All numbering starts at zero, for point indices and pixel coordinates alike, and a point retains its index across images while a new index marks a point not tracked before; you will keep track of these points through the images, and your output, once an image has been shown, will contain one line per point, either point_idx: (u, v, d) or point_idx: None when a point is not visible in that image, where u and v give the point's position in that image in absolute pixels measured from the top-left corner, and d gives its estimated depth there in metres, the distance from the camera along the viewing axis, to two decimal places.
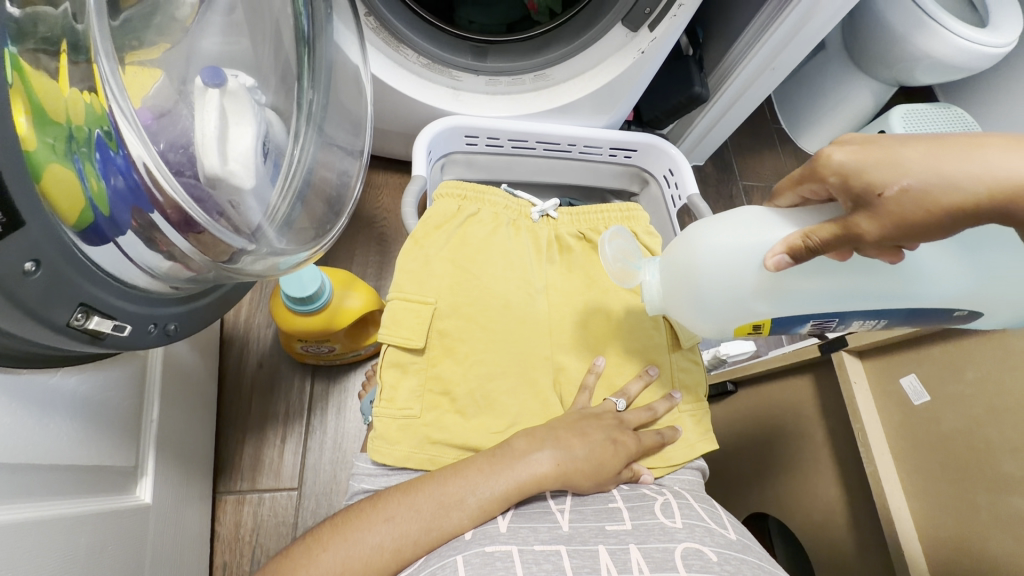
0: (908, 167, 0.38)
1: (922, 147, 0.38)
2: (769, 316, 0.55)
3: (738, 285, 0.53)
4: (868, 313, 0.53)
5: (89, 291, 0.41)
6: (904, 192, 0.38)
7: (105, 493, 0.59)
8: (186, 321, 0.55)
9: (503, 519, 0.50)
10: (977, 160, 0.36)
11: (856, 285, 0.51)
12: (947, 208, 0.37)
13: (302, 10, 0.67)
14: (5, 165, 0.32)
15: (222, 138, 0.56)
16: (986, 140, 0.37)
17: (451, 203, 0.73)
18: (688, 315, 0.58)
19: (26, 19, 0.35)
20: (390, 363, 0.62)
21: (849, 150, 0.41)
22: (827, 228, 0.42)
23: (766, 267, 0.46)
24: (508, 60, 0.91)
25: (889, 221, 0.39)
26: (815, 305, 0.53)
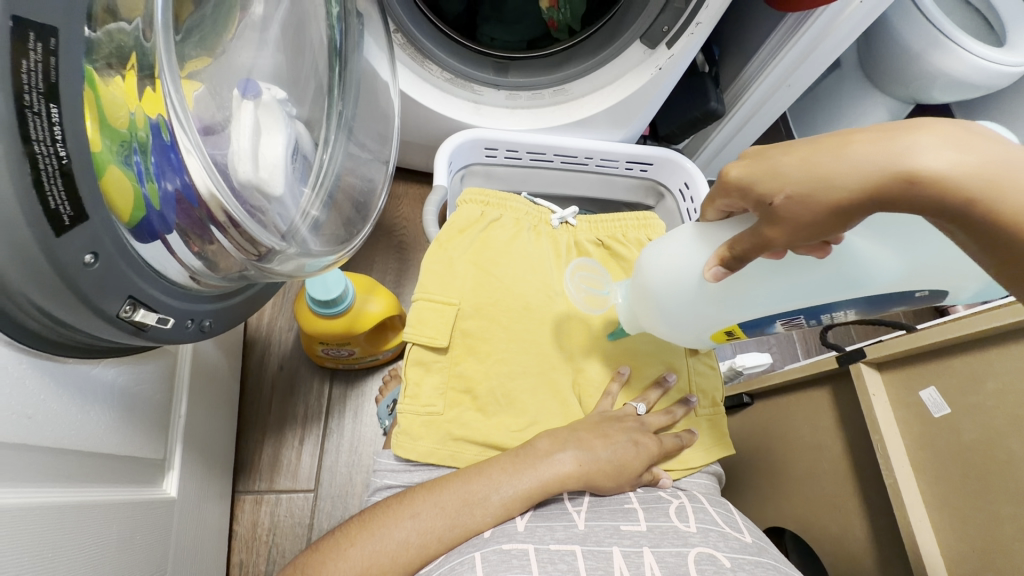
0: (787, 177, 0.39)
1: (799, 153, 0.39)
2: (735, 320, 0.57)
3: (694, 295, 0.56)
4: (835, 301, 0.52)
5: (138, 285, 0.43)
6: (790, 200, 0.39)
7: (135, 483, 0.61)
8: (220, 318, 0.57)
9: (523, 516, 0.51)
10: (844, 159, 0.37)
11: (842, 293, 0.51)
12: (824, 209, 0.38)
13: (334, 24, 0.70)
14: (75, 161, 0.35)
15: (255, 143, 0.59)
16: (856, 136, 0.37)
17: (475, 209, 0.75)
18: (665, 326, 0.62)
19: (101, 38, 0.40)
20: (414, 361, 0.63)
21: (742, 166, 0.42)
22: (742, 241, 0.44)
23: (710, 279, 0.48)
24: (529, 75, 0.94)
25: (790, 227, 0.40)
26: (788, 299, 0.53)
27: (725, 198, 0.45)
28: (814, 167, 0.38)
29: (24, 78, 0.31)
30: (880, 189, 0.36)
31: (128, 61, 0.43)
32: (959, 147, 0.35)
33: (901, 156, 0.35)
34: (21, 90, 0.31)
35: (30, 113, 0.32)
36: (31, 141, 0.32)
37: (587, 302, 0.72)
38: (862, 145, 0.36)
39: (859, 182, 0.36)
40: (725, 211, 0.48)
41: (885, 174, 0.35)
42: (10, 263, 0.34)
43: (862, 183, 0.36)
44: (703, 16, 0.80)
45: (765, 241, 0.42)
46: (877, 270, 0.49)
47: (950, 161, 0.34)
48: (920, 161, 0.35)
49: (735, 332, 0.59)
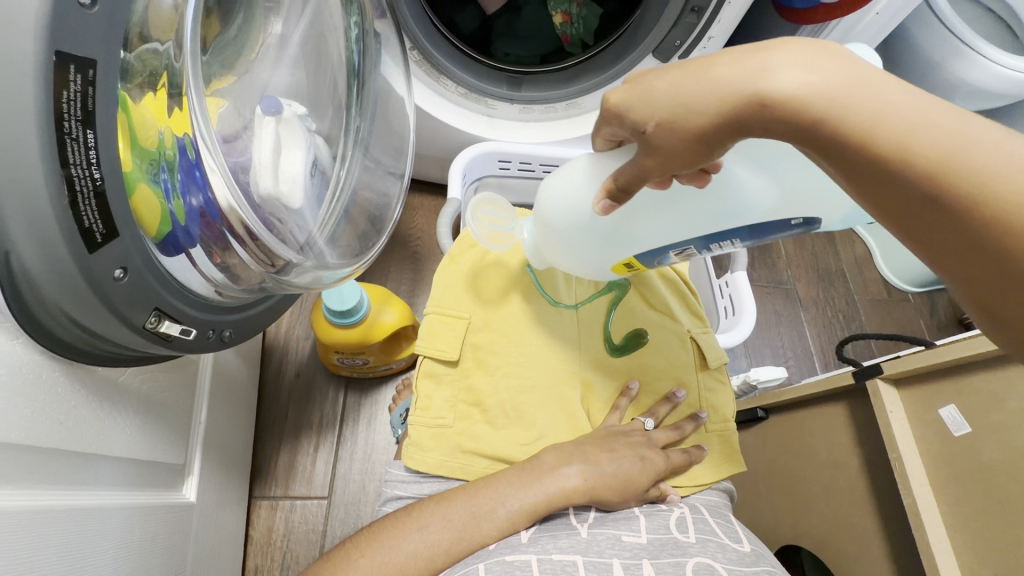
0: (656, 101, 0.38)
1: (670, 77, 0.38)
2: (631, 253, 0.58)
3: (588, 226, 0.57)
4: (719, 235, 0.53)
5: (163, 298, 0.45)
6: (661, 126, 0.39)
7: (156, 487, 0.62)
8: (240, 328, 0.59)
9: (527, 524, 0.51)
10: (707, 80, 0.37)
11: (725, 224, 0.52)
12: (688, 135, 0.38)
13: (353, 47, 0.73)
14: (107, 183, 0.37)
15: (276, 159, 0.62)
16: (717, 58, 0.37)
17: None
18: (569, 265, 0.63)
19: (132, 61, 0.41)
20: (425, 374, 0.64)
21: (620, 91, 0.41)
22: (624, 170, 0.44)
23: (600, 214, 0.48)
24: (542, 89, 0.96)
25: (663, 155, 0.40)
26: (681, 234, 0.54)
27: (608, 128, 0.43)
28: (679, 93, 0.38)
29: (65, 106, 0.33)
30: (738, 113, 0.36)
31: (159, 80, 0.45)
32: (811, 68, 0.35)
33: (757, 78, 0.35)
34: (61, 118, 0.33)
35: (68, 139, 0.34)
36: (69, 165, 0.34)
37: (491, 241, 0.68)
38: (725, 67, 0.36)
39: (721, 104, 0.36)
40: (613, 142, 0.46)
41: (742, 97, 0.36)
42: (47, 279, 0.36)
43: (722, 108, 0.36)
44: (713, 31, 0.84)
45: (641, 170, 0.42)
46: (753, 201, 0.50)
47: (802, 85, 0.35)
48: (774, 83, 0.35)
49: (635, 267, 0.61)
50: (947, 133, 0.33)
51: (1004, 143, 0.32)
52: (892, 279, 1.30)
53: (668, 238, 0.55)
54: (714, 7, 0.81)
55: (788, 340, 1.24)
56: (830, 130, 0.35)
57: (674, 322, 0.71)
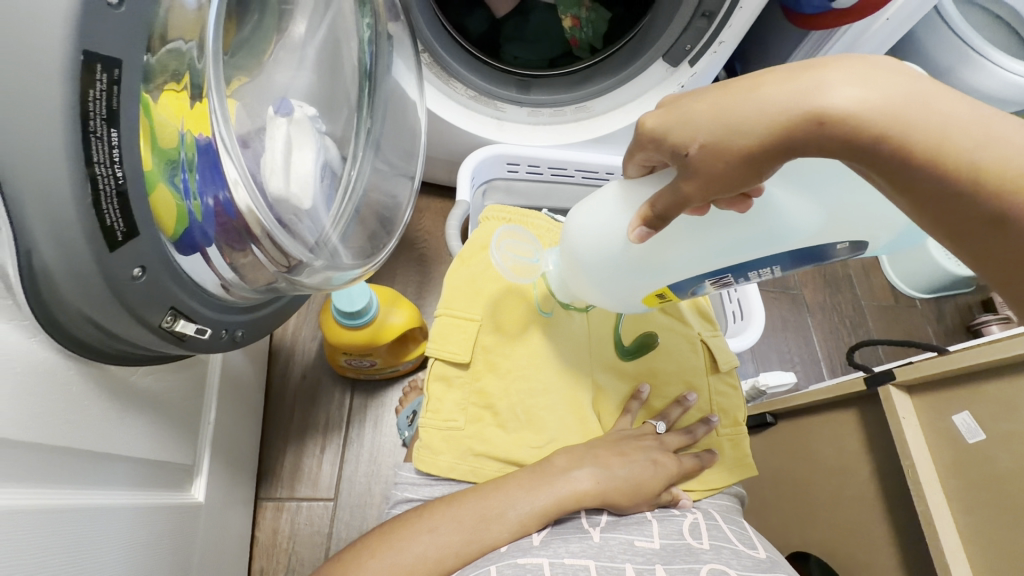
0: (698, 124, 0.39)
1: (711, 100, 0.39)
2: (664, 284, 0.57)
3: (621, 257, 0.56)
4: (763, 260, 0.53)
5: (179, 297, 0.45)
6: (704, 149, 0.38)
7: (164, 486, 0.62)
8: (251, 329, 0.59)
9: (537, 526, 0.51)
10: (753, 101, 0.37)
11: (770, 247, 0.52)
12: (737, 155, 0.37)
13: (366, 48, 0.73)
14: (129, 181, 0.37)
15: (289, 159, 0.62)
16: (766, 77, 0.37)
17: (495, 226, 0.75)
18: (597, 296, 0.62)
19: (159, 59, 0.41)
20: (436, 376, 0.64)
21: (659, 117, 0.41)
22: (661, 196, 0.43)
23: (635, 242, 0.47)
24: (551, 92, 0.96)
25: (705, 179, 0.40)
26: (722, 259, 0.54)
27: (644, 152, 0.44)
28: (726, 113, 0.38)
29: (91, 105, 0.33)
30: (792, 129, 0.36)
31: (182, 80, 0.45)
32: (865, 84, 0.35)
33: (811, 96, 0.35)
34: (87, 116, 0.33)
35: (94, 137, 0.34)
36: (93, 163, 0.34)
37: (516, 271, 0.70)
38: (772, 88, 0.36)
39: (772, 122, 0.36)
40: (647, 167, 0.47)
41: (798, 115, 0.35)
42: (67, 279, 0.36)
43: (773, 127, 0.36)
44: (724, 37, 0.84)
45: (685, 193, 0.41)
46: (797, 224, 0.50)
47: (854, 99, 0.35)
48: (826, 99, 0.35)
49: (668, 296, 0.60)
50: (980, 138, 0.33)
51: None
52: (899, 284, 1.30)
53: (707, 265, 0.54)
54: (725, 13, 0.82)
55: (794, 345, 1.24)
56: (874, 141, 0.35)
57: (684, 326, 0.71)
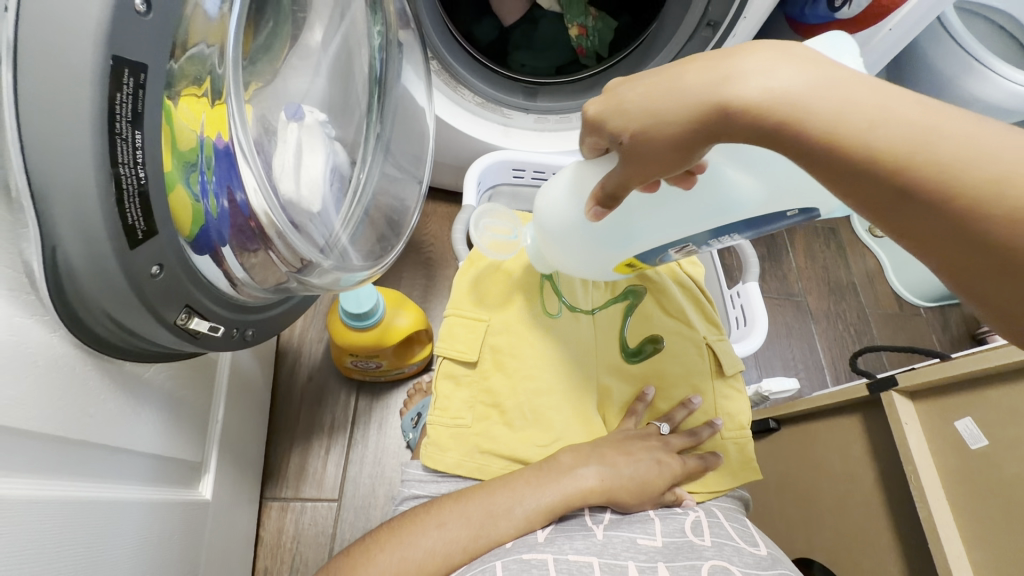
0: (631, 112, 0.40)
1: (643, 86, 0.40)
2: (632, 253, 0.60)
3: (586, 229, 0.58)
4: (715, 230, 0.55)
5: (194, 295, 0.46)
6: (636, 136, 0.40)
7: (174, 483, 0.63)
8: (262, 328, 0.60)
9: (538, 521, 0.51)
10: (677, 88, 0.37)
11: (719, 218, 0.53)
12: (666, 140, 0.38)
13: (376, 54, 0.75)
14: (151, 183, 0.38)
15: (299, 162, 0.64)
16: (690, 64, 0.38)
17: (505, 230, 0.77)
18: (571, 268, 0.64)
19: (181, 65, 0.43)
20: (444, 374, 0.65)
21: (596, 103, 0.42)
22: (609, 178, 0.44)
23: (594, 220, 0.49)
24: (557, 100, 1.00)
25: (643, 162, 0.40)
26: (684, 231, 0.56)
27: (590, 138, 0.45)
28: (653, 102, 0.38)
29: (118, 108, 0.34)
30: (707, 118, 0.36)
31: (202, 84, 0.47)
32: (773, 72, 0.35)
33: (724, 83, 0.36)
34: (114, 118, 0.34)
35: (119, 138, 0.35)
36: (118, 164, 0.35)
37: (494, 247, 0.73)
38: (694, 73, 0.37)
39: (696, 107, 0.37)
40: (598, 150, 0.47)
41: (712, 105, 0.36)
42: (89, 275, 0.37)
43: (692, 113, 0.37)
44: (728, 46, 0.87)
45: (625, 176, 0.42)
46: (742, 198, 0.51)
47: (764, 89, 0.35)
48: (739, 88, 0.35)
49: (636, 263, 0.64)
50: (913, 126, 0.33)
51: (954, 124, 0.32)
52: (904, 293, 1.30)
53: (671, 236, 0.57)
54: (730, 22, 0.81)
55: (798, 352, 1.24)
56: (792, 129, 0.35)
57: (691, 329, 0.71)
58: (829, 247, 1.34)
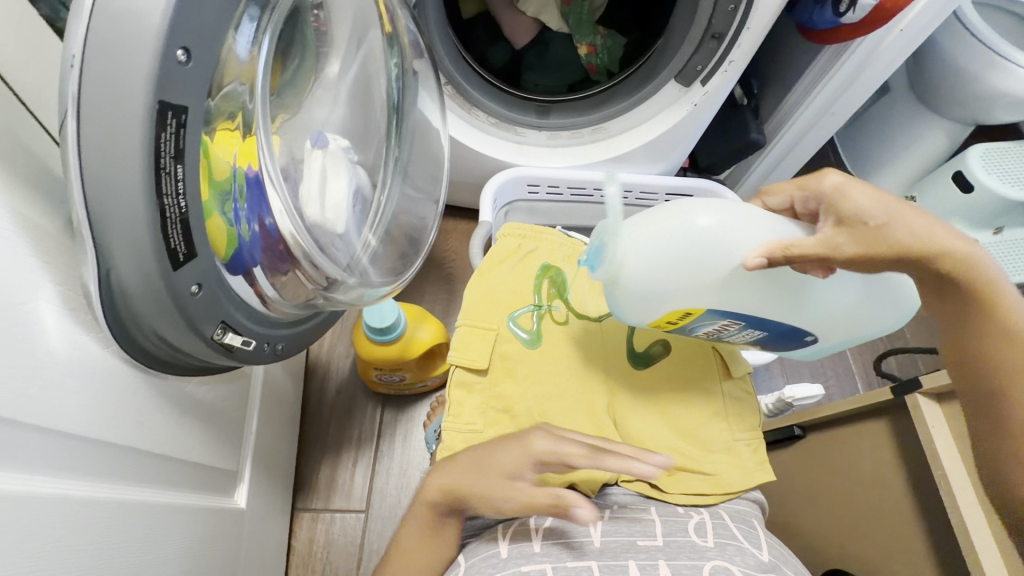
0: (858, 202, 0.52)
1: (875, 196, 0.52)
2: (706, 306, 0.57)
3: (715, 268, 0.55)
4: (757, 325, 0.59)
5: (228, 312, 0.50)
6: (879, 226, 0.50)
7: (212, 492, 0.67)
8: (291, 343, 0.63)
9: (435, 532, 0.57)
10: (906, 219, 0.51)
11: (790, 316, 0.58)
12: (893, 237, 0.50)
13: (394, 85, 0.80)
14: (191, 209, 0.42)
15: (325, 187, 0.69)
16: (909, 206, 0.53)
17: (512, 241, 0.78)
18: (646, 298, 0.57)
19: (218, 103, 0.47)
20: (457, 383, 0.66)
21: (844, 180, 0.54)
22: (801, 244, 0.50)
23: (744, 267, 0.51)
24: (569, 117, 1.03)
25: (860, 246, 0.50)
26: (734, 307, 0.57)
27: (803, 196, 0.56)
28: (887, 211, 0.51)
29: (162, 146, 0.39)
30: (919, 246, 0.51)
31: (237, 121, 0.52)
32: (948, 237, 0.53)
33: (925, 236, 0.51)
34: (160, 155, 0.38)
35: (163, 172, 0.39)
36: (162, 195, 0.39)
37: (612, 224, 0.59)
38: (925, 225, 0.52)
39: (908, 234, 0.51)
40: (807, 211, 0.57)
41: (920, 241, 0.51)
42: (137, 293, 0.41)
43: (911, 239, 0.51)
44: (733, 57, 0.89)
45: (835, 243, 0.50)
46: (827, 305, 0.58)
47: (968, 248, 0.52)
48: (938, 244, 0.51)
49: (684, 319, 0.59)
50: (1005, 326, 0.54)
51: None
52: None
53: (725, 306, 0.57)
54: (733, 34, 0.86)
55: (827, 359, 1.21)
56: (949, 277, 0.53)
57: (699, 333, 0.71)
58: None
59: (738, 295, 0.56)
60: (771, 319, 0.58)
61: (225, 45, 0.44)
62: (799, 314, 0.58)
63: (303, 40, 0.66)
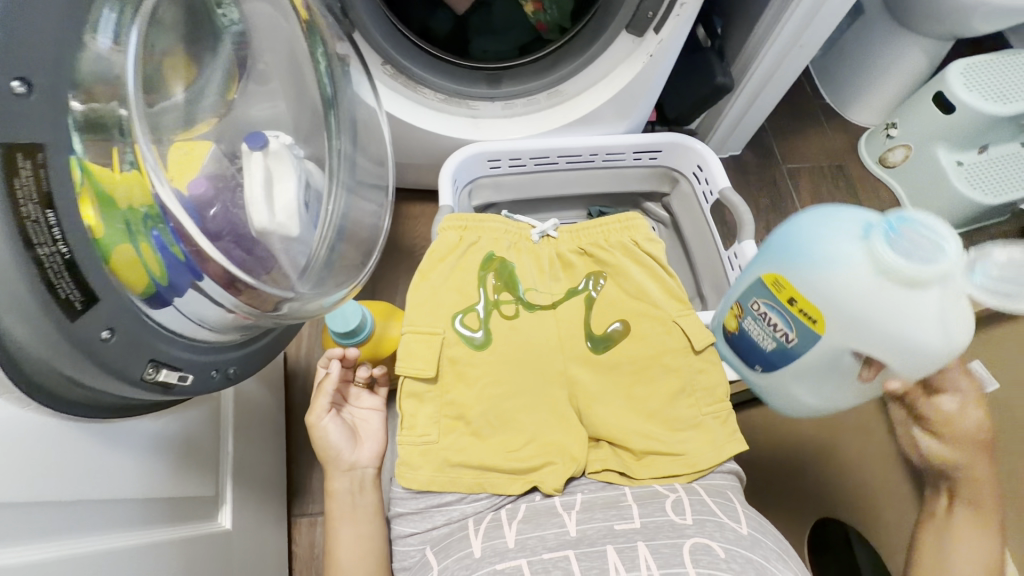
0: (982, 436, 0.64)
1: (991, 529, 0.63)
2: (826, 332, 0.60)
3: (883, 334, 0.56)
4: (789, 367, 0.66)
5: (158, 349, 0.48)
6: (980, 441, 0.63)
7: (191, 520, 0.66)
8: (241, 365, 0.61)
9: (356, 493, 0.71)
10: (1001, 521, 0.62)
11: (810, 370, 0.65)
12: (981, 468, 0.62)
13: (324, 79, 0.74)
14: (78, 253, 0.39)
15: (268, 194, 0.64)
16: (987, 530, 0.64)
17: (452, 235, 0.74)
18: (828, 297, 0.58)
19: (87, 117, 0.42)
20: (407, 394, 0.64)
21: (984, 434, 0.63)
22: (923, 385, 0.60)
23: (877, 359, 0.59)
24: (521, 82, 0.97)
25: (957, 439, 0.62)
26: (818, 348, 0.62)
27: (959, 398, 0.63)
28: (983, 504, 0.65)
29: (20, 193, 0.35)
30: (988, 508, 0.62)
31: (130, 147, 0.46)
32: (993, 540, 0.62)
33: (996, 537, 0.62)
34: (19, 203, 0.35)
35: (31, 221, 0.36)
36: (35, 245, 0.36)
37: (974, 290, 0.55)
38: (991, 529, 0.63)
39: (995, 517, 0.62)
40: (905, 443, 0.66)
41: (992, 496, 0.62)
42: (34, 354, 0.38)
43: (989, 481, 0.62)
44: None
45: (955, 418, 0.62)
46: (826, 384, 0.66)
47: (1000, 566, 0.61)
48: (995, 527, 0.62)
49: (805, 307, 0.61)
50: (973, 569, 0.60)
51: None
52: None
53: (828, 331, 0.60)
54: None
55: None
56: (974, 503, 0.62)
57: (657, 311, 0.70)
58: (839, 186, 1.30)
59: (823, 341, 0.61)
60: (807, 360, 0.64)
61: (73, 54, 0.39)
62: (813, 373, 0.65)
63: (194, 36, 0.60)
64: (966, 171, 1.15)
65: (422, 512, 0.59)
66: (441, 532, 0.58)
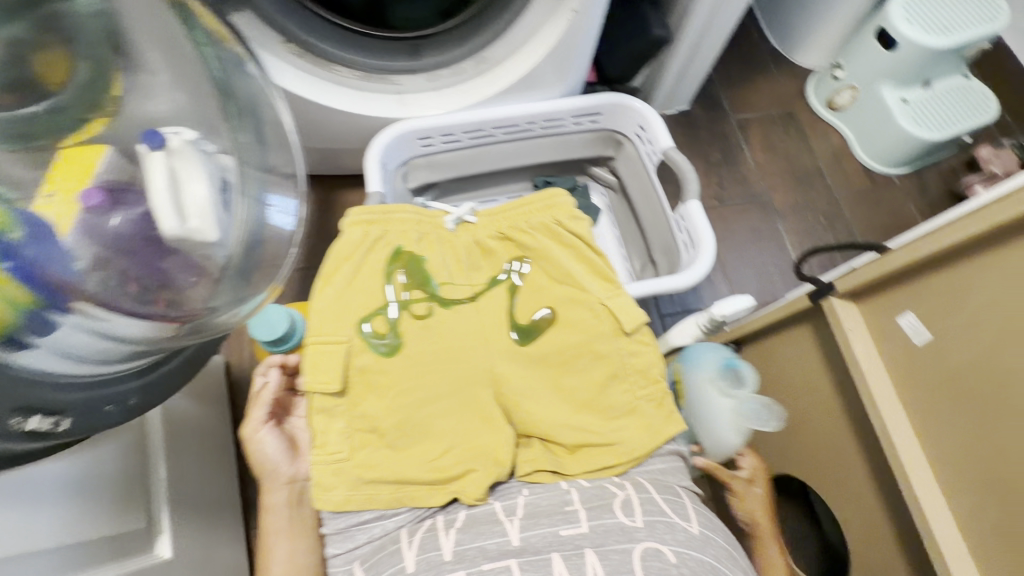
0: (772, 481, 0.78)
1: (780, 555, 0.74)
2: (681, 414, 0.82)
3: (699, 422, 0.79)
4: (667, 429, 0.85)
5: (20, 392, 0.40)
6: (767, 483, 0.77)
7: (122, 558, 0.63)
8: (149, 392, 0.52)
9: (294, 505, 0.68)
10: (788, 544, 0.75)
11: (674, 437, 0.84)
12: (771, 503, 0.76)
13: (212, 60, 0.63)
14: None
15: (174, 194, 0.56)
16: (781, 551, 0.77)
17: (358, 231, 0.71)
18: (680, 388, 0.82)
19: None
20: (315, 410, 0.62)
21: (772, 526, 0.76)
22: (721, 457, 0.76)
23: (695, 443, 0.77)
24: (445, 51, 0.89)
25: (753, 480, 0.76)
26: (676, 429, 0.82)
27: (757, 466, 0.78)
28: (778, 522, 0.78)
29: None
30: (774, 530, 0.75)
31: None
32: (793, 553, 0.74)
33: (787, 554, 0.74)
34: None
35: None
36: None
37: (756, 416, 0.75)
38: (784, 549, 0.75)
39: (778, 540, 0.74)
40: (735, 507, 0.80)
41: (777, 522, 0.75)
42: None
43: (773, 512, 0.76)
44: None
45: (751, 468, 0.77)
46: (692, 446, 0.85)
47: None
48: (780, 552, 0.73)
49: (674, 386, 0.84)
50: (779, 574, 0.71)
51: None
52: (874, 165, 1.24)
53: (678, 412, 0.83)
54: None
55: (769, 257, 1.18)
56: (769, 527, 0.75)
57: (584, 294, 0.70)
58: (789, 135, 1.27)
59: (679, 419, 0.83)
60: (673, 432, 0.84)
61: None
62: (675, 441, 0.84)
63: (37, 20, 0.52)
64: (910, 106, 1.13)
65: (344, 532, 0.57)
66: (364, 550, 0.56)
